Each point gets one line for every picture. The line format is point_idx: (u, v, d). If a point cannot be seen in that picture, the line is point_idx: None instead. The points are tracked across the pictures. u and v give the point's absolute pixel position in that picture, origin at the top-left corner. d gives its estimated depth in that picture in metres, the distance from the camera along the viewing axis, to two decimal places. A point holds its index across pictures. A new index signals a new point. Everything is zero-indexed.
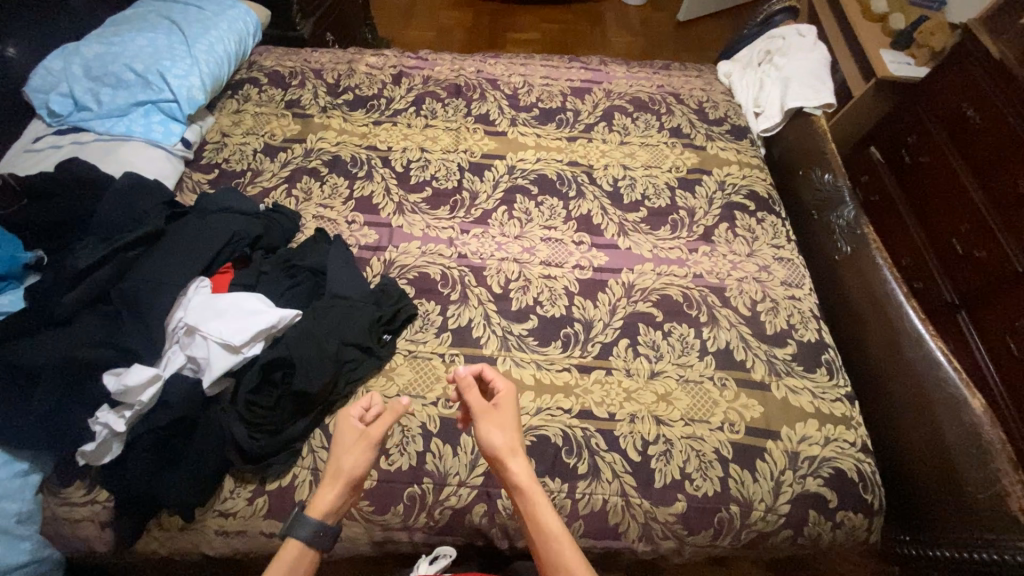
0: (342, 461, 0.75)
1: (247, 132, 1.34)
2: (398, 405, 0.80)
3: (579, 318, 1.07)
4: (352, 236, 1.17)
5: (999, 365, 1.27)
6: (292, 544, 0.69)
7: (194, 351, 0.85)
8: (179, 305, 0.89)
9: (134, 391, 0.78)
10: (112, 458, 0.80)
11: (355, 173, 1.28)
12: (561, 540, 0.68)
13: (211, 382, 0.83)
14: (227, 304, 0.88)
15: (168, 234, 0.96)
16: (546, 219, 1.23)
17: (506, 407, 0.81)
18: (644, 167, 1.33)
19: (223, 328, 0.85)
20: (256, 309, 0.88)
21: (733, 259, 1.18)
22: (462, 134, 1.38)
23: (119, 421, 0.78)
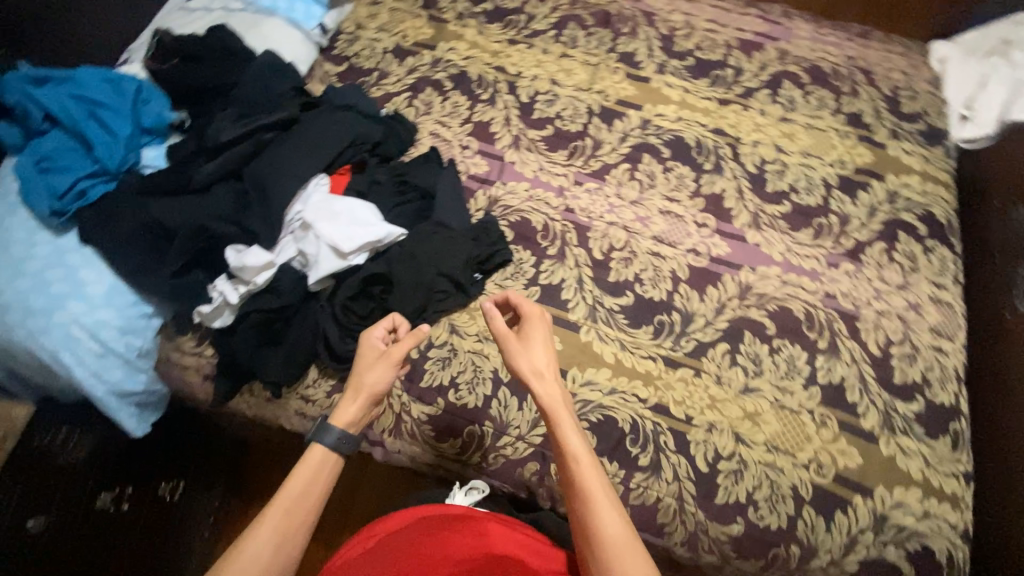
0: (365, 375, 0.78)
1: (381, 28, 1.28)
2: (421, 331, 0.82)
3: (679, 308, 0.98)
4: (464, 162, 1.12)
5: None
6: (317, 448, 0.71)
7: (306, 247, 0.87)
8: (298, 199, 0.90)
9: (249, 271, 0.83)
10: (221, 325, 0.87)
11: (479, 95, 1.21)
12: (579, 458, 0.68)
13: (317, 280, 0.86)
14: (342, 209, 0.89)
15: (298, 122, 0.96)
16: (670, 189, 1.10)
17: (532, 331, 0.80)
18: (801, 154, 1.13)
19: (335, 232, 0.87)
20: (367, 220, 0.89)
21: (879, 287, 1.01)
22: (600, 72, 1.23)
23: (232, 293, 0.84)
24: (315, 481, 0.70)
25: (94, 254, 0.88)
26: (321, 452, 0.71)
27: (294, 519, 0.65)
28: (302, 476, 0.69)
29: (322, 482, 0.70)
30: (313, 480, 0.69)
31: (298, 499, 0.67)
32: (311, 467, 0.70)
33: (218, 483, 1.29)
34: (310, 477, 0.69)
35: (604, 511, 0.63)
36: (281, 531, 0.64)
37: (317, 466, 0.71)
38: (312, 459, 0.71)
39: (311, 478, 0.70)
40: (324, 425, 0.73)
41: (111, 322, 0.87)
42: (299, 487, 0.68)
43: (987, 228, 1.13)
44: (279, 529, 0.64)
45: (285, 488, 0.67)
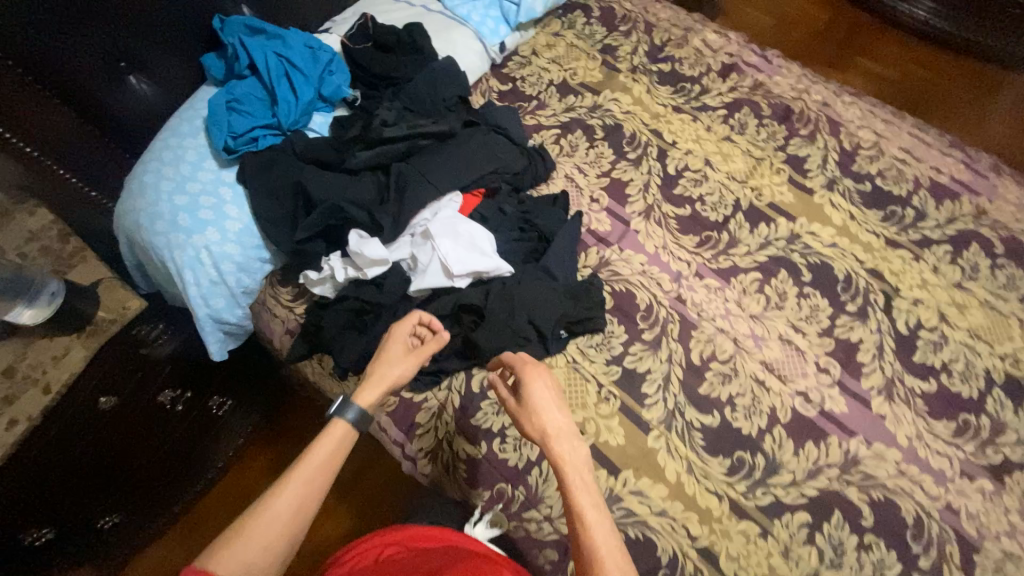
0: (393, 367, 0.78)
1: (554, 60, 1.30)
2: (444, 337, 0.83)
3: (765, 452, 0.88)
4: (589, 214, 1.09)
5: None
6: (340, 422, 0.71)
7: (419, 255, 0.89)
8: (429, 207, 0.93)
9: (363, 260, 0.87)
10: (319, 293, 0.92)
11: (626, 152, 1.17)
12: (583, 517, 0.65)
13: (417, 289, 0.88)
14: (463, 230, 0.90)
15: (456, 137, 0.99)
16: (798, 317, 0.99)
17: (534, 380, 0.78)
18: (969, 332, 0.97)
19: (451, 252, 0.88)
20: (482, 249, 0.90)
21: (1021, 524, 0.82)
22: (761, 167, 1.14)
23: (339, 271, 0.89)
24: (334, 454, 0.69)
25: (243, 194, 0.96)
26: (343, 427, 0.71)
27: (307, 495, 0.64)
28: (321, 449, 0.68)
29: (339, 457, 0.69)
30: (332, 453, 0.69)
31: (315, 474, 0.66)
32: (331, 443, 0.69)
33: (257, 415, 1.39)
34: (330, 453, 0.68)
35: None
36: (294, 501, 0.63)
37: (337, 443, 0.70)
38: (335, 433, 0.70)
39: (333, 452, 0.69)
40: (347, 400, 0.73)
41: (233, 257, 0.94)
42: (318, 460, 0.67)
43: None
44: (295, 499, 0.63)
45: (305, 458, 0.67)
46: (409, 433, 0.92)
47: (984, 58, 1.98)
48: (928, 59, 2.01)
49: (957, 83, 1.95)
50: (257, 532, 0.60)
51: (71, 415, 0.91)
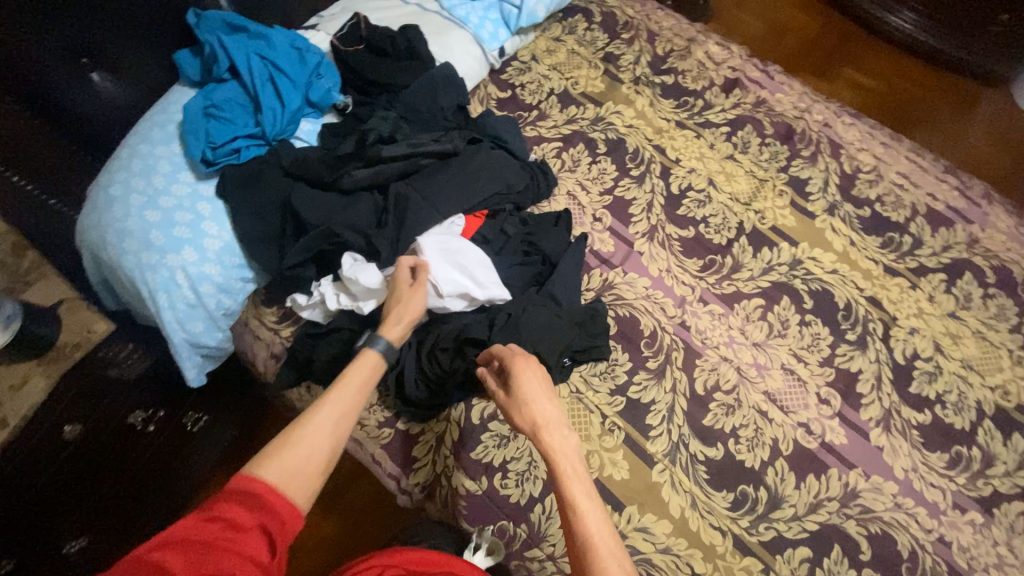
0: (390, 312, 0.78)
1: (555, 67, 1.25)
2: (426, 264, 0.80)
3: (768, 485, 0.87)
4: (592, 234, 1.06)
5: None
6: (366, 355, 0.74)
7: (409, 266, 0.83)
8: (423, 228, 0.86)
9: (350, 284, 0.81)
10: (308, 318, 0.86)
11: (629, 169, 1.14)
12: (582, 513, 0.64)
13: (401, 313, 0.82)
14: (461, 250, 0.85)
15: (459, 155, 0.93)
16: (799, 345, 0.99)
17: (524, 373, 0.74)
18: (962, 362, 0.98)
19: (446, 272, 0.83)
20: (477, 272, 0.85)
21: (1007, 555, 0.85)
22: (764, 188, 1.13)
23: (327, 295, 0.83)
24: (365, 379, 0.73)
25: (224, 210, 0.89)
26: (370, 357, 0.74)
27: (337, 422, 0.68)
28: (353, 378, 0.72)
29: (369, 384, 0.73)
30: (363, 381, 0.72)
31: (350, 399, 0.71)
32: (365, 369, 0.73)
33: (234, 429, 1.28)
34: (360, 383, 0.72)
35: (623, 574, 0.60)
36: (331, 417, 0.67)
37: (368, 370, 0.73)
38: (365, 362, 0.74)
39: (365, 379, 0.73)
40: (374, 339, 0.76)
41: (213, 278, 0.87)
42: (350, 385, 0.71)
43: None
44: (331, 420, 0.67)
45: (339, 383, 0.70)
46: (405, 467, 0.88)
47: (970, 74, 2.01)
48: (916, 73, 2.03)
49: (942, 99, 1.98)
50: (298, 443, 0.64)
51: (27, 448, 0.81)
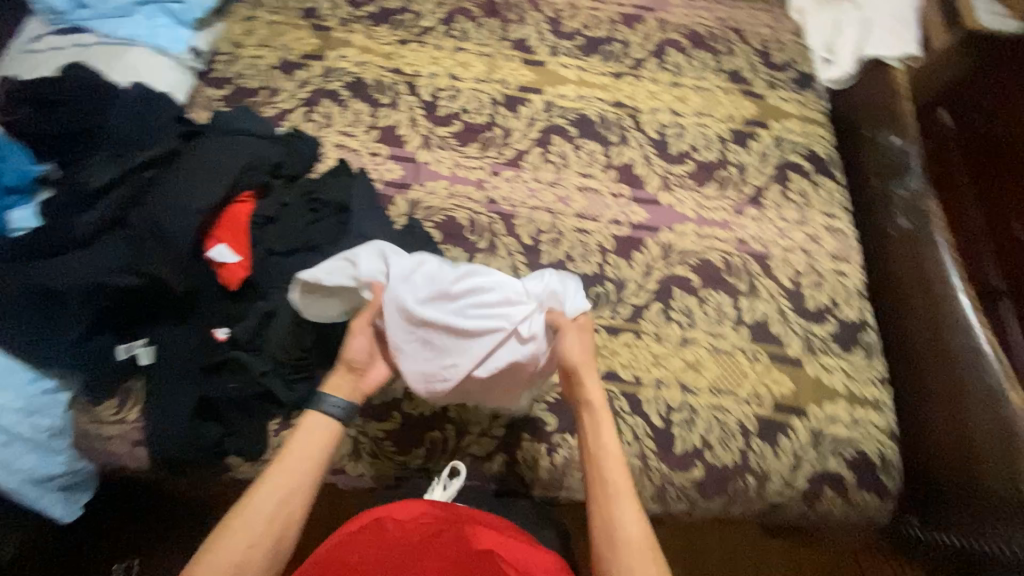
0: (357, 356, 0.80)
1: (262, 44, 1.22)
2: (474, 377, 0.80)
3: (611, 278, 1.03)
4: (375, 169, 1.08)
5: None
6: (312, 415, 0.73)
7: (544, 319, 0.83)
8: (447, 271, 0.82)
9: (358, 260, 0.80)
10: (145, 362, 0.82)
11: (378, 100, 1.17)
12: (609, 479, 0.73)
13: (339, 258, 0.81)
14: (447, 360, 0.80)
15: (183, 154, 0.88)
16: (584, 165, 1.14)
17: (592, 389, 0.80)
18: (695, 114, 1.21)
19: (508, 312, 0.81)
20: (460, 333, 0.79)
21: (781, 225, 1.10)
22: (497, 61, 1.24)
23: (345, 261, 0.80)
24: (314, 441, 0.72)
25: None
26: (317, 416, 0.73)
27: (297, 479, 0.69)
28: (301, 441, 0.72)
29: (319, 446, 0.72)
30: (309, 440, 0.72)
31: (307, 457, 0.70)
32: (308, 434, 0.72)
33: None
34: (310, 441, 0.72)
35: (626, 515, 0.70)
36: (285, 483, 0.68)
37: (318, 436, 0.72)
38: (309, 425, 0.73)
39: (313, 438, 0.72)
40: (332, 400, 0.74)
41: (9, 406, 0.78)
42: (299, 451, 0.71)
43: (862, 158, 1.26)
44: (283, 496, 0.67)
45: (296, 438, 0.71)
46: None
47: None
48: None
49: None
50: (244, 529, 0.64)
51: None
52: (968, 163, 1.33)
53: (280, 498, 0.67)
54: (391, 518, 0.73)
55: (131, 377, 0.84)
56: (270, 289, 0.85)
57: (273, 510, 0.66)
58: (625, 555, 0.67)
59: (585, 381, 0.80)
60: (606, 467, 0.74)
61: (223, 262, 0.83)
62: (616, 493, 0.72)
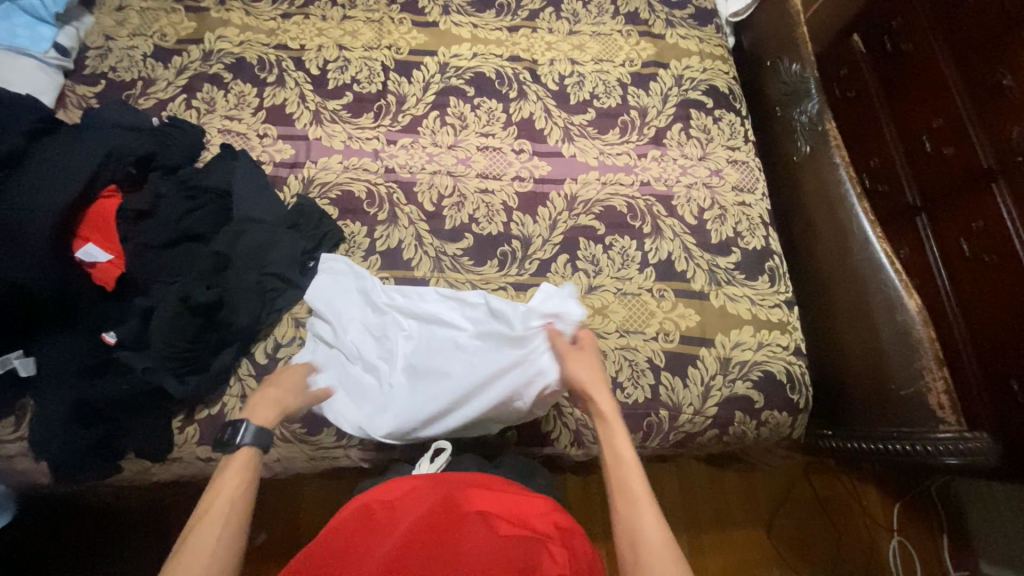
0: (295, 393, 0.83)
1: (133, 33, 1.15)
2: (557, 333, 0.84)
3: (516, 236, 1.02)
4: (265, 151, 1.05)
5: (956, 280, 1.06)
6: (240, 450, 0.72)
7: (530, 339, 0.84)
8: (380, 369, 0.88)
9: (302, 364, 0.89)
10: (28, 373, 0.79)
11: (264, 79, 1.12)
12: (621, 471, 0.71)
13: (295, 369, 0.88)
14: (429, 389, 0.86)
15: (34, 154, 0.86)
16: (483, 125, 1.12)
17: (602, 400, 0.78)
18: (594, 61, 1.19)
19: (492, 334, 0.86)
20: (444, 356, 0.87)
21: (683, 164, 1.10)
22: (386, 26, 1.19)
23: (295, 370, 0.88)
24: (243, 478, 0.71)
25: None
26: (250, 447, 0.73)
27: (236, 513, 0.67)
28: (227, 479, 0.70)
29: (249, 479, 0.71)
30: (239, 479, 0.70)
31: (237, 492, 0.69)
32: (235, 473, 0.70)
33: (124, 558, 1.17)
34: (240, 474, 0.71)
35: (647, 512, 0.67)
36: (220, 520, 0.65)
37: (240, 468, 0.71)
38: (238, 460, 0.72)
39: (243, 473, 0.71)
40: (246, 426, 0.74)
41: None
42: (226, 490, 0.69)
43: (767, 89, 1.25)
44: (223, 532, 0.64)
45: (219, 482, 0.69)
46: None
47: None
48: None
49: None
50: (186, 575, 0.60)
51: None
52: (883, 82, 1.31)
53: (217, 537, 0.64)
54: (375, 500, 0.69)
55: (24, 393, 0.82)
56: (155, 284, 0.85)
57: (213, 547, 0.63)
58: (644, 557, 0.63)
59: (595, 395, 0.78)
60: (620, 471, 0.71)
61: (94, 262, 0.82)
62: (631, 494, 0.69)
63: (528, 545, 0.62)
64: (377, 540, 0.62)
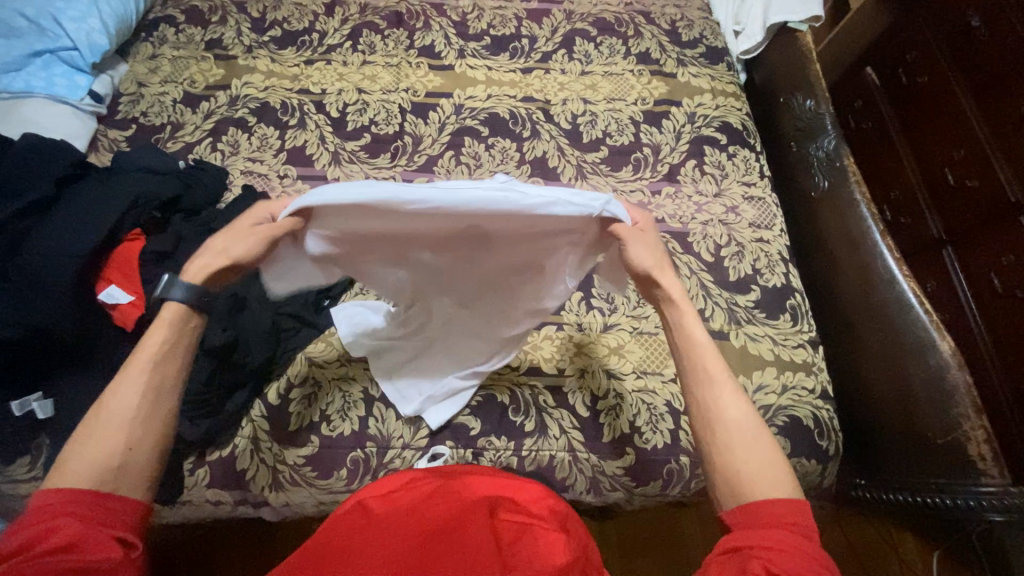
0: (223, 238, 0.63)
1: (165, 80, 1.21)
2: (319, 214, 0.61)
3: None
4: (285, 192, 1.08)
5: (989, 319, 1.03)
6: (170, 304, 0.60)
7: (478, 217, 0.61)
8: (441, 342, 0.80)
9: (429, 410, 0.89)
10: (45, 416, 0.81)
11: (286, 122, 1.16)
12: (692, 348, 0.62)
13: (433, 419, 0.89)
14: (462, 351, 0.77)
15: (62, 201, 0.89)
16: (497, 164, 1.13)
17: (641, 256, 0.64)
18: (607, 99, 1.20)
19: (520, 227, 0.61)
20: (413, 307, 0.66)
21: (698, 200, 1.09)
22: (403, 70, 1.23)
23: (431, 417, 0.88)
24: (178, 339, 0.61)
25: None
26: (178, 307, 0.60)
27: (155, 376, 0.58)
28: (157, 336, 0.60)
29: (182, 342, 0.61)
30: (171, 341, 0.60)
31: (177, 350, 0.61)
32: (162, 333, 0.60)
33: None
34: (167, 334, 0.60)
35: (729, 395, 0.60)
36: (139, 391, 0.57)
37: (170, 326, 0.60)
38: (169, 316, 0.60)
39: (171, 332, 0.60)
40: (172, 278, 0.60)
41: None
42: (153, 352, 0.59)
43: (780, 123, 1.25)
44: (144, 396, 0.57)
45: (147, 341, 0.59)
46: (243, 484, 0.86)
47: None
48: None
49: None
50: (96, 435, 0.54)
51: None
52: (898, 115, 1.30)
53: (140, 397, 0.57)
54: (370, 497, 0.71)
55: (38, 435, 0.82)
56: None
57: (134, 413, 0.56)
58: (722, 436, 0.58)
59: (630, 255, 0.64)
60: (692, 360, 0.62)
61: (116, 304, 0.84)
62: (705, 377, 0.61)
63: (522, 523, 0.65)
64: (374, 532, 0.63)
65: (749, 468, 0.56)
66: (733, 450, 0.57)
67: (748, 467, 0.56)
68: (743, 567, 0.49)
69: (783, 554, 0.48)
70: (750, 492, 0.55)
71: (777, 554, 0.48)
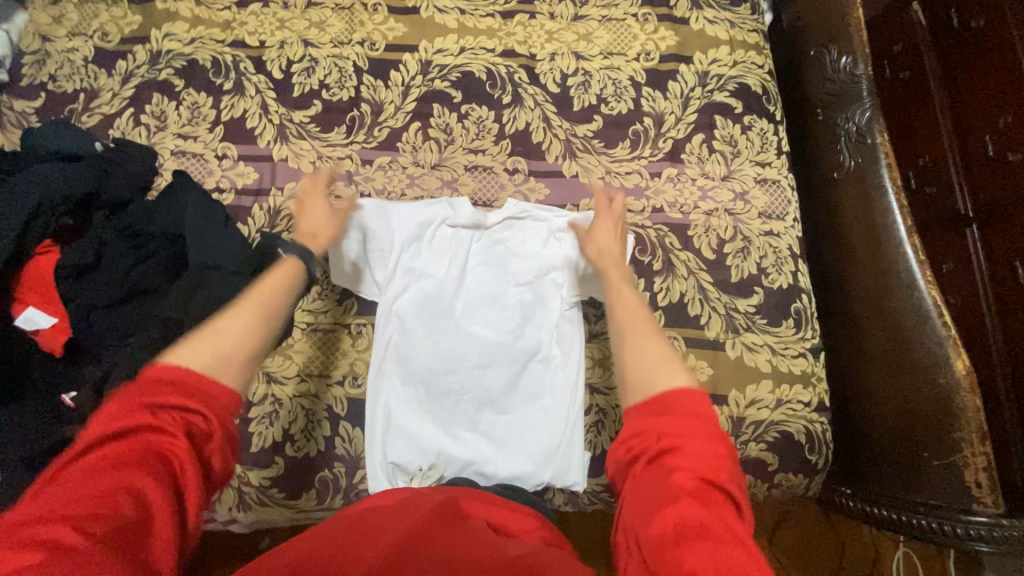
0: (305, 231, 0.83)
1: (73, 32, 0.99)
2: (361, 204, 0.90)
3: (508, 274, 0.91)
4: (225, 176, 0.93)
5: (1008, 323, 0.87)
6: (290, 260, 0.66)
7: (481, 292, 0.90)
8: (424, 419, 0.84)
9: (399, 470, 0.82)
10: None
11: (220, 85, 0.97)
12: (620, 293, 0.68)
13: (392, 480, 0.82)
14: (506, 420, 0.85)
15: None
16: (471, 138, 0.97)
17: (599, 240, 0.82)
18: (603, 54, 1.01)
19: (521, 265, 0.92)
20: (474, 355, 0.87)
21: (703, 184, 0.95)
22: (358, 14, 1.01)
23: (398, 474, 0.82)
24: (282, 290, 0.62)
25: None
26: (297, 262, 0.67)
27: (257, 327, 0.56)
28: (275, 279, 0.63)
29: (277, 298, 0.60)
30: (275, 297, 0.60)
31: (284, 291, 0.62)
32: (276, 282, 0.62)
33: None
34: (286, 278, 0.63)
35: (637, 314, 0.63)
36: (236, 332, 0.54)
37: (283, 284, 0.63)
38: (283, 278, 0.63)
39: (290, 278, 0.64)
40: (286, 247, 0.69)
41: None
42: (264, 293, 0.60)
43: (806, 81, 1.06)
44: (244, 326, 0.55)
45: (262, 283, 0.61)
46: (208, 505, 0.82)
47: None
48: None
49: None
50: (206, 344, 0.52)
51: None
52: (942, 63, 1.02)
53: (250, 326, 0.55)
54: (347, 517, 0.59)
55: None
56: (106, 347, 0.78)
57: (238, 343, 0.53)
58: (629, 338, 0.59)
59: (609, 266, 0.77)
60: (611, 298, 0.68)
61: (36, 328, 0.78)
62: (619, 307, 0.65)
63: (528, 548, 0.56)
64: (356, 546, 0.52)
65: (642, 354, 0.56)
66: (632, 342, 0.58)
67: (642, 355, 0.56)
68: (655, 470, 0.47)
69: (685, 440, 0.47)
70: (646, 377, 0.54)
71: (681, 442, 0.47)
